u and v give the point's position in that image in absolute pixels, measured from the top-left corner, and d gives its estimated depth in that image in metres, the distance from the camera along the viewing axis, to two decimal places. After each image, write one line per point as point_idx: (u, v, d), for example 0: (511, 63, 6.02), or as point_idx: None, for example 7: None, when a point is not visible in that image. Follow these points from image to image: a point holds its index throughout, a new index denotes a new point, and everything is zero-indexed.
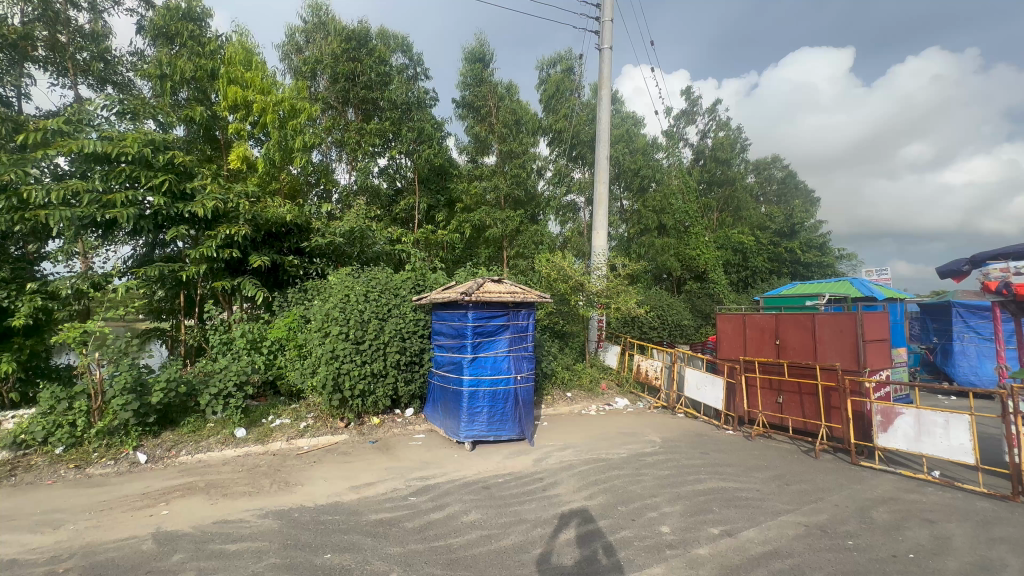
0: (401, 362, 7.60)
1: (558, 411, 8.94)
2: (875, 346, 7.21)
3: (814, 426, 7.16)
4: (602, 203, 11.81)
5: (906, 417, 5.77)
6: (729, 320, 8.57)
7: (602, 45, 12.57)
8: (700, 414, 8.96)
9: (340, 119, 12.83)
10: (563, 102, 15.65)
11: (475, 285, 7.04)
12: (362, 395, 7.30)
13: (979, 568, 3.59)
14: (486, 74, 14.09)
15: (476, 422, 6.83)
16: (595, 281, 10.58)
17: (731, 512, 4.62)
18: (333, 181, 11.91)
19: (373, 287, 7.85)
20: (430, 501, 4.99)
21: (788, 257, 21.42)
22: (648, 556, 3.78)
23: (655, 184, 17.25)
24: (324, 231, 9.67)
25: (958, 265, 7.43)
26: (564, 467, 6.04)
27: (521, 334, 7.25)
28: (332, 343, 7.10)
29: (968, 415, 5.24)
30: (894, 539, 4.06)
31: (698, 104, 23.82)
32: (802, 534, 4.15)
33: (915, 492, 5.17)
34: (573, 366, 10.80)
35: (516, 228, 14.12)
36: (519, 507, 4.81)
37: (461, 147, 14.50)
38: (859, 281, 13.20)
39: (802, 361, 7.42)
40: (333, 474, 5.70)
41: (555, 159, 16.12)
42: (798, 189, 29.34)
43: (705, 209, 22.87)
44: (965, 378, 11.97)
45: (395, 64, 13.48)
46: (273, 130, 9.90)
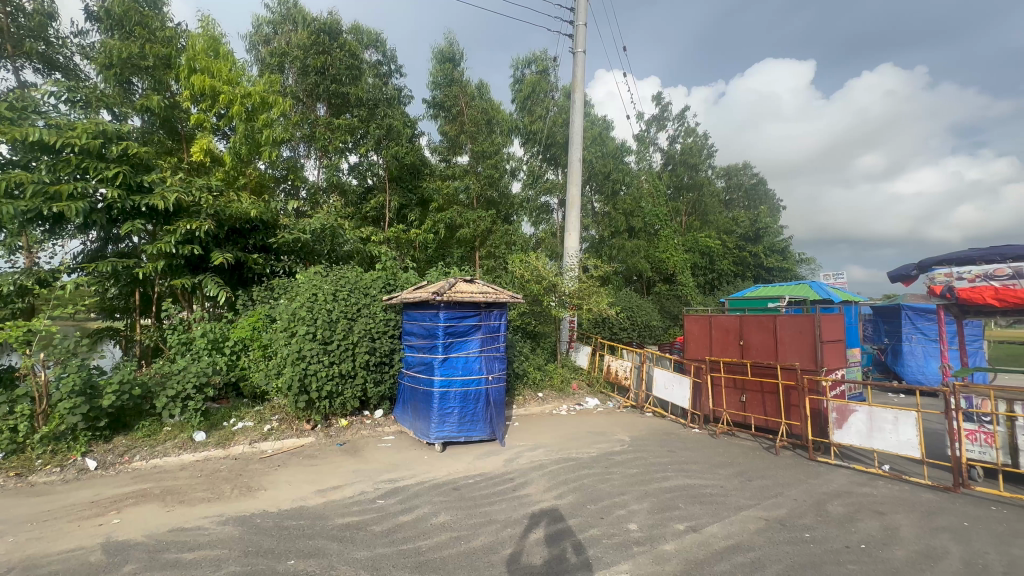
0: (370, 363, 7.48)
1: (529, 412, 8.97)
2: (831, 346, 7.55)
3: (775, 424, 7.42)
4: (575, 205, 11.90)
5: (859, 414, 6.05)
6: (696, 321, 8.81)
7: (576, 48, 12.70)
8: (667, 413, 9.15)
9: (309, 115, 12.53)
10: (538, 103, 15.68)
11: (448, 284, 6.99)
12: (330, 397, 7.14)
13: (925, 557, 3.80)
14: (457, 74, 14.07)
15: (446, 423, 6.77)
16: (568, 282, 10.65)
17: (696, 508, 4.74)
18: (301, 177, 11.64)
19: (342, 286, 7.69)
20: (399, 504, 4.91)
21: (752, 261, 22.19)
22: (616, 554, 3.83)
23: (625, 187, 17.53)
24: (292, 228, 9.40)
25: (907, 269, 7.86)
26: (534, 467, 6.06)
27: (493, 335, 7.23)
28: (299, 343, 6.90)
29: (915, 412, 5.56)
30: (848, 531, 4.25)
31: (668, 110, 24.29)
32: (762, 528, 4.30)
33: (867, 486, 5.43)
34: (545, 366, 10.86)
35: (489, 228, 14.07)
36: (489, 508, 4.79)
37: (434, 147, 14.37)
38: (817, 285, 13.78)
39: (764, 361, 7.69)
40: (299, 478, 5.54)
41: (529, 160, 16.17)
42: (762, 196, 30.36)
43: (674, 213, 23.35)
44: (913, 377, 12.66)
45: (368, 60, 13.26)
46: (240, 123, 9.60)
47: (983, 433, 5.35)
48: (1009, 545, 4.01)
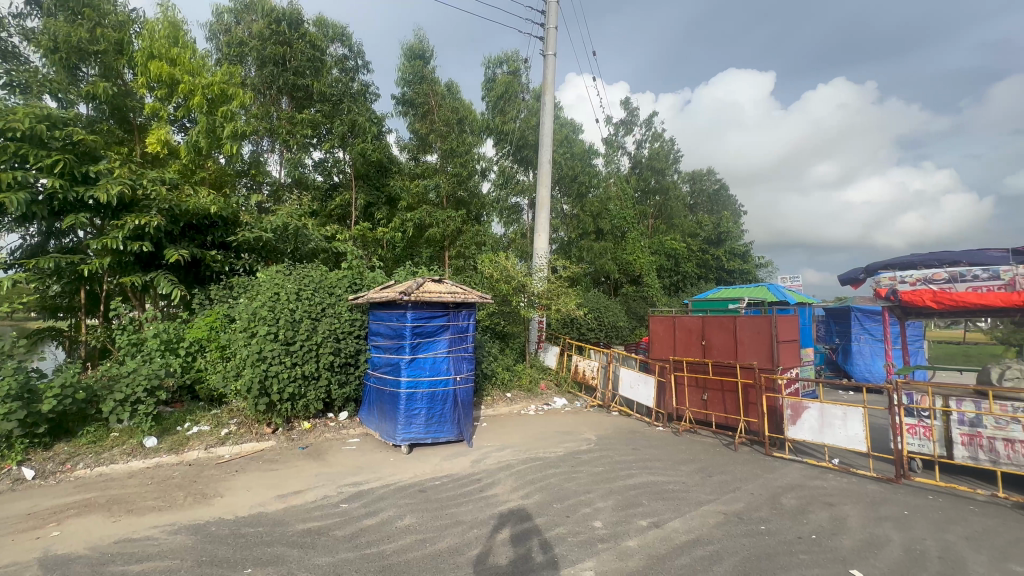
0: (335, 363, 7.31)
1: (497, 412, 8.98)
2: (787, 346, 7.89)
3: (735, 421, 7.69)
4: (544, 206, 11.96)
5: (812, 411, 6.34)
6: (660, 322, 9.01)
7: (546, 51, 12.81)
8: (633, 412, 9.35)
9: (272, 108, 12.16)
10: (509, 104, 15.67)
11: (415, 284, 6.90)
12: (292, 399, 6.93)
13: (869, 545, 4.01)
14: (427, 71, 13.96)
15: (413, 423, 6.69)
16: (537, 282, 10.72)
17: (659, 505, 4.86)
18: (263, 173, 11.26)
19: (306, 285, 7.48)
20: (363, 507, 4.81)
21: (715, 264, 23.02)
22: (581, 551, 3.88)
23: (593, 189, 17.77)
24: (254, 226, 9.06)
25: (856, 273, 8.29)
26: (502, 467, 6.07)
27: (462, 335, 7.19)
28: (259, 344, 6.66)
29: (862, 408, 5.87)
30: (800, 522, 4.45)
31: (636, 114, 24.77)
32: (721, 522, 4.45)
33: (818, 479, 5.70)
34: (513, 367, 10.87)
35: (458, 228, 13.88)
36: (456, 509, 4.76)
37: (403, 144, 14.16)
38: (775, 287, 14.37)
39: (724, 360, 7.96)
40: (257, 484, 5.35)
41: (499, 160, 16.13)
42: (725, 201, 31.40)
43: (642, 217, 23.83)
44: (862, 375, 13.38)
45: (333, 54, 12.96)
46: (200, 114, 9.20)
47: (922, 426, 5.68)
48: (944, 531, 4.30)
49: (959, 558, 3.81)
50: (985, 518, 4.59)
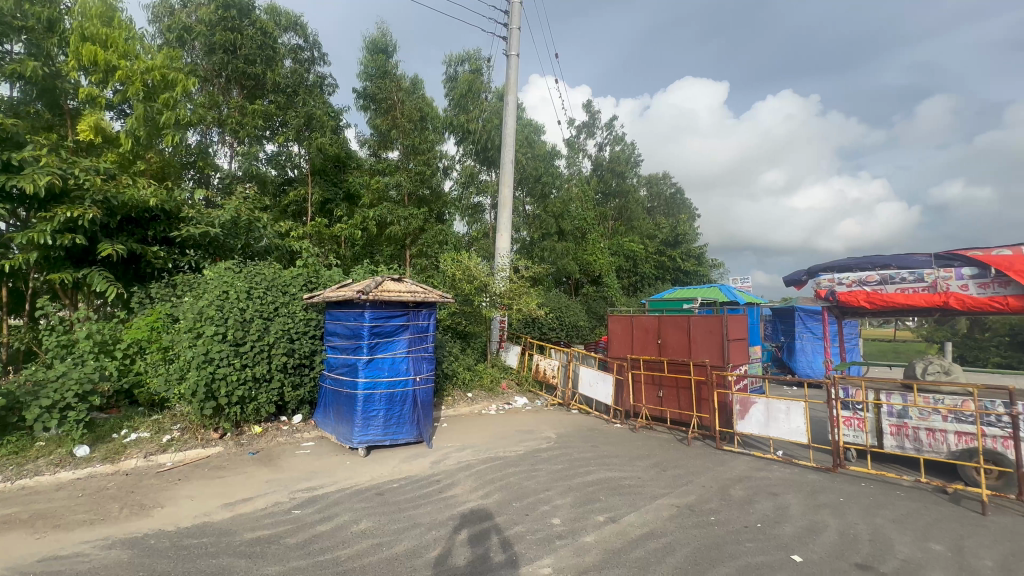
0: (289, 364, 7.06)
1: (458, 412, 8.93)
2: (736, 344, 8.26)
3: (688, 416, 7.97)
4: (507, 206, 11.96)
5: (758, 405, 6.66)
6: (619, 321, 9.21)
7: (509, 51, 12.83)
8: (591, 410, 9.52)
9: (220, 97, 11.60)
10: (471, 102, 15.53)
11: (373, 283, 6.74)
12: (241, 403, 6.62)
13: (808, 531, 4.26)
14: (390, 66, 13.69)
15: (371, 426, 6.54)
16: (498, 282, 10.72)
17: (616, 500, 4.98)
18: (211, 165, 10.70)
19: (258, 283, 7.19)
20: (316, 513, 4.66)
21: (671, 265, 23.79)
22: (539, 549, 3.91)
23: (556, 190, 17.94)
24: (199, 220, 8.54)
25: (799, 275, 8.78)
26: (462, 467, 6.03)
27: (422, 335, 7.10)
28: (205, 345, 6.32)
29: (803, 403, 6.22)
30: (747, 512, 4.67)
31: (598, 117, 25.20)
32: (674, 514, 4.61)
33: (764, 470, 6.00)
34: (475, 367, 10.80)
35: (421, 226, 13.63)
36: (413, 512, 4.69)
37: (363, 139, 13.82)
38: (726, 288, 15.02)
39: (678, 358, 8.24)
40: (202, 492, 5.08)
41: (463, 159, 15.93)
42: (682, 205, 32.47)
43: (602, 218, 24.27)
44: (804, 371, 14.23)
45: (287, 44, 12.50)
46: (138, 101, 8.63)
47: (856, 418, 6.08)
48: (874, 516, 4.62)
49: (886, 540, 4.11)
50: (910, 502, 4.97)
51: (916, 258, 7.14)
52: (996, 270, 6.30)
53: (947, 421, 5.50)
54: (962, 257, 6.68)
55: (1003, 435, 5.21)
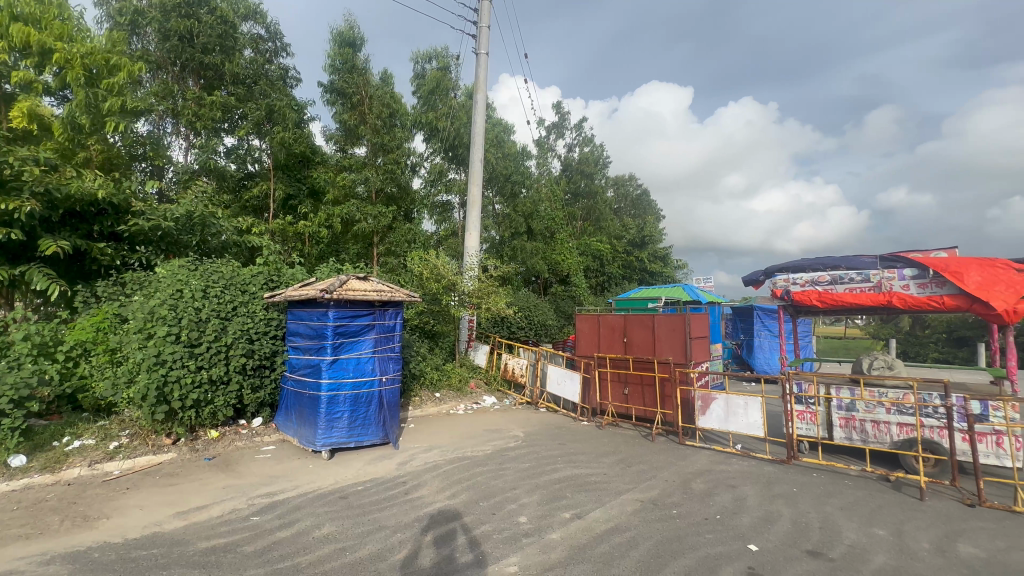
0: (248, 366, 6.80)
1: (426, 413, 8.83)
2: (698, 342, 8.51)
3: (652, 412, 8.16)
4: (476, 205, 11.90)
5: (719, 401, 6.90)
6: (586, 320, 9.26)
7: (479, 50, 12.79)
8: (559, 408, 9.62)
9: (174, 87, 11.08)
10: (439, 99, 15.37)
11: (338, 281, 6.58)
12: (196, 406, 6.33)
13: (764, 521, 4.44)
14: (357, 60, 13.39)
15: (335, 428, 6.39)
16: (467, 281, 10.64)
17: (582, 496, 5.04)
18: (164, 157, 10.19)
19: (214, 281, 6.89)
20: (277, 519, 4.51)
21: (638, 265, 24.27)
22: (505, 547, 3.92)
23: (525, 190, 18.00)
24: (149, 213, 8.11)
25: (757, 275, 9.13)
26: (428, 468, 5.96)
27: (388, 334, 6.99)
28: (157, 346, 6.00)
29: (760, 398, 6.47)
30: (707, 504, 4.83)
31: (567, 119, 25.43)
32: (638, 509, 4.71)
33: (723, 464, 6.21)
34: (443, 366, 10.69)
35: (388, 224, 13.41)
36: (378, 514, 4.61)
37: (329, 134, 13.48)
38: (690, 288, 15.45)
39: (643, 356, 8.42)
40: (153, 501, 4.83)
41: (431, 156, 15.72)
42: (648, 207, 33.17)
43: (571, 218, 24.51)
44: (762, 367, 14.83)
45: (247, 33, 12.03)
46: (78, 86, 8.08)
47: (808, 412, 6.40)
48: (825, 504, 4.86)
49: (835, 527, 4.33)
50: (857, 490, 5.25)
51: (863, 259, 7.54)
52: (933, 270, 6.69)
53: (890, 413, 5.85)
54: (904, 258, 7.09)
55: (939, 425, 5.59)
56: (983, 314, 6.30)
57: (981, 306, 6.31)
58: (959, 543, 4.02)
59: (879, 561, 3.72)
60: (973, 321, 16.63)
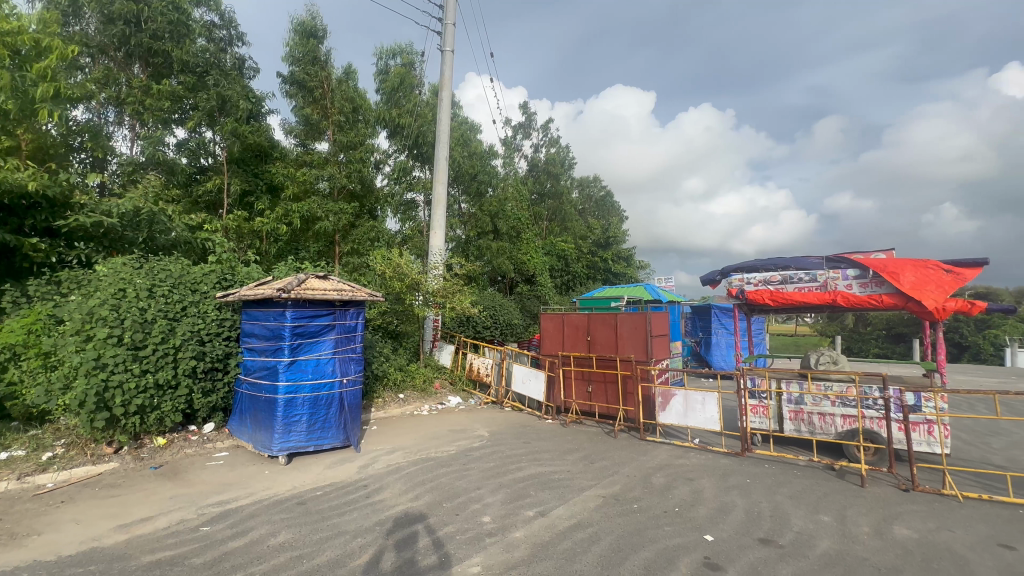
0: (198, 369, 6.47)
1: (389, 414, 8.67)
2: (659, 339, 8.74)
3: (615, 409, 8.32)
4: (440, 204, 11.76)
5: (678, 397, 7.10)
6: (550, 319, 9.32)
7: (444, 47, 12.66)
8: (525, 406, 9.67)
9: (118, 73, 10.44)
10: (403, 96, 15.12)
11: (296, 280, 6.36)
12: (140, 412, 5.95)
13: (720, 512, 4.60)
14: (319, 52, 12.99)
15: (293, 432, 6.18)
16: (431, 280, 10.51)
17: (546, 494, 5.08)
18: (106, 147, 9.56)
19: (161, 280, 6.55)
20: (229, 529, 4.31)
21: (602, 265, 24.67)
22: (469, 548, 3.89)
23: (491, 189, 17.94)
24: (90, 208, 7.64)
25: (714, 274, 9.46)
26: (391, 471, 5.85)
27: (349, 335, 6.82)
28: (96, 349, 5.62)
29: (716, 393, 6.70)
30: (666, 498, 4.96)
31: (533, 119, 25.56)
32: (600, 504, 4.78)
33: (682, 458, 6.41)
34: (406, 367, 10.53)
35: (351, 223, 13.07)
36: (338, 520, 4.48)
37: (288, 128, 13.02)
38: (651, 288, 15.84)
39: (606, 354, 8.57)
40: (92, 514, 4.52)
41: (396, 154, 15.43)
42: (613, 208, 33.77)
43: (537, 218, 24.65)
44: (719, 364, 15.39)
45: (199, 20, 11.46)
46: (4, 68, 7.43)
47: (761, 406, 6.68)
48: (775, 494, 5.09)
49: (784, 515, 4.53)
50: (804, 479, 5.53)
51: (811, 260, 7.95)
52: (873, 270, 7.12)
53: (835, 405, 6.19)
54: (848, 259, 7.51)
55: (878, 416, 5.95)
56: (917, 311, 6.77)
57: (915, 305, 6.77)
58: (895, 526, 4.30)
59: (824, 545, 3.93)
60: (910, 319, 17.86)
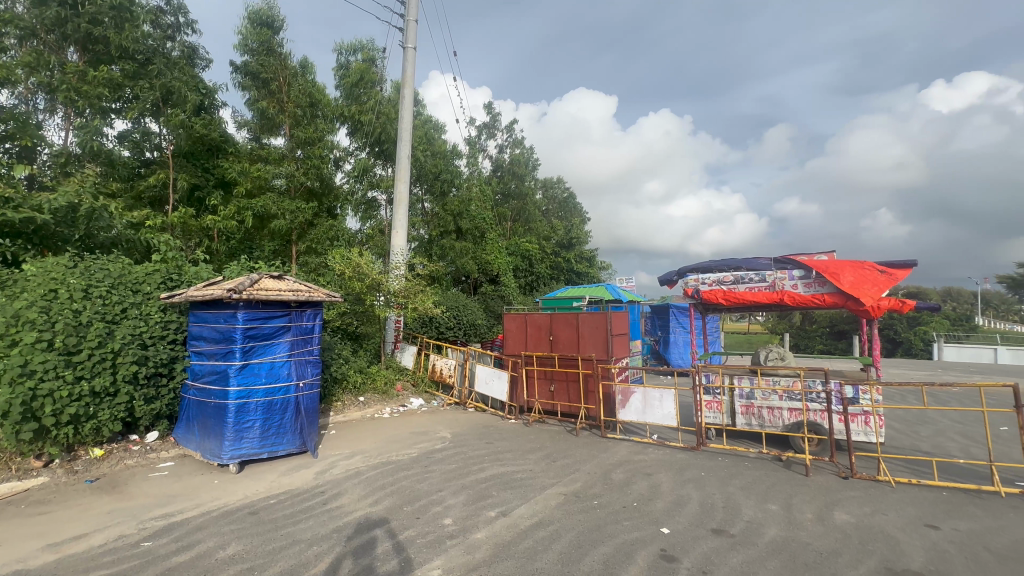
0: (140, 375, 6.08)
1: (348, 418, 8.45)
2: (619, 339, 8.93)
3: (577, 408, 8.44)
4: (402, 203, 11.58)
5: (637, 394, 7.28)
6: (513, 319, 9.35)
7: (407, 43, 12.48)
8: (488, 407, 9.65)
9: (50, 57, 9.69)
10: (364, 92, 14.75)
11: (249, 280, 6.10)
12: (74, 422, 5.53)
13: (676, 505, 4.74)
14: (274, 43, 12.52)
15: (244, 438, 5.91)
16: (393, 280, 10.31)
17: (508, 494, 5.09)
18: (35, 137, 8.86)
19: (98, 281, 6.16)
20: (173, 543, 4.07)
21: (566, 266, 24.96)
22: (429, 551, 3.85)
23: (455, 189, 17.80)
24: (19, 203, 7.09)
25: (671, 275, 9.76)
26: (350, 476, 5.70)
27: (306, 337, 6.60)
28: (23, 355, 5.18)
29: (673, 390, 6.91)
30: (625, 493, 5.07)
31: (497, 120, 25.55)
32: (561, 502, 4.84)
33: (641, 454, 6.57)
34: (367, 369, 10.29)
35: (309, 221, 12.66)
36: (293, 528, 4.33)
37: (241, 122, 12.48)
38: (613, 288, 16.17)
39: (568, 353, 8.67)
40: (17, 534, 4.17)
41: (357, 151, 15.05)
42: (576, 210, 34.21)
43: (500, 218, 24.67)
44: (677, 361, 15.90)
45: (144, 4, 10.81)
46: None
47: (715, 401, 6.95)
48: (728, 485, 5.31)
49: (736, 506, 4.73)
50: (755, 471, 5.80)
51: (761, 261, 8.33)
52: (817, 271, 7.55)
53: (782, 399, 6.52)
54: (794, 261, 7.92)
55: (821, 409, 6.30)
56: (856, 310, 7.22)
57: (853, 303, 7.22)
58: (835, 511, 4.57)
59: (772, 533, 4.12)
60: (851, 317, 19.04)
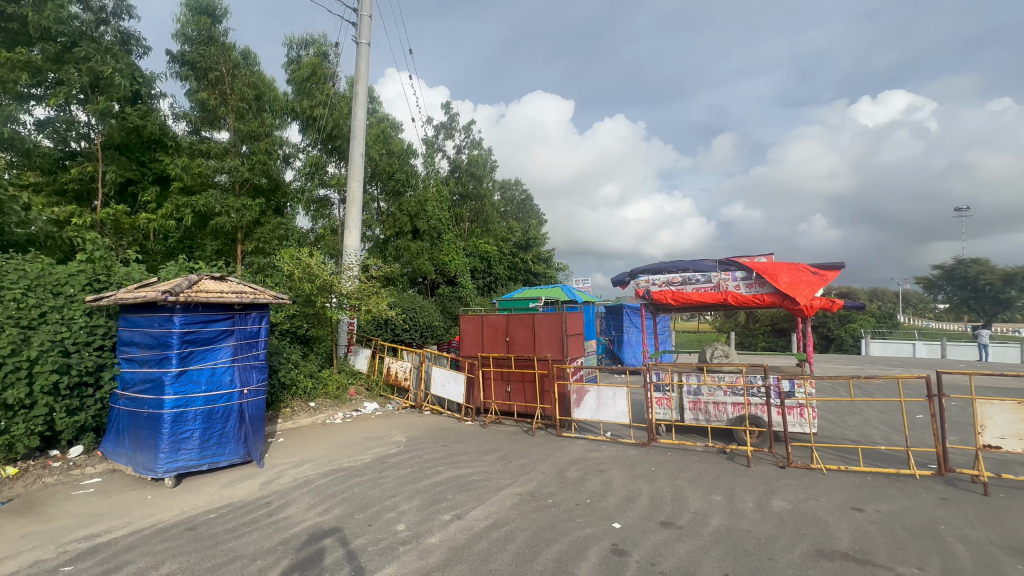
0: (62, 385, 5.59)
1: (297, 425, 8.13)
2: (574, 339, 9.08)
3: (533, 408, 8.51)
4: (355, 202, 11.25)
5: (591, 393, 7.42)
6: (470, 320, 9.31)
7: (361, 39, 12.18)
8: (444, 409, 9.56)
9: None
10: (316, 87, 14.27)
11: (186, 282, 5.73)
12: None
13: (627, 500, 4.88)
14: (217, 33, 11.89)
15: (181, 450, 5.56)
16: (346, 282, 10.01)
17: (463, 496, 5.05)
18: None
19: (12, 283, 5.61)
20: (97, 566, 3.76)
21: (523, 267, 25.08)
22: (381, 558, 3.76)
23: (410, 189, 17.52)
24: None
25: (623, 277, 10.02)
26: (298, 485, 5.49)
27: (250, 341, 6.30)
28: None
29: (626, 388, 7.11)
30: (579, 490, 5.16)
31: (455, 120, 25.35)
32: (516, 502, 4.86)
33: (595, 451, 6.71)
34: (318, 373, 9.94)
35: (255, 220, 12.09)
36: (235, 543, 4.11)
37: (180, 113, 11.73)
38: (568, 288, 16.42)
39: (524, 354, 8.72)
40: None
41: (307, 148, 14.51)
42: (534, 212, 34.47)
43: (458, 219, 24.49)
44: (630, 360, 16.34)
45: None
46: None
47: (665, 398, 7.20)
48: (676, 479, 5.51)
49: (683, 498, 4.92)
50: (701, 464, 6.06)
51: (706, 263, 8.70)
52: (757, 273, 7.97)
53: (726, 394, 6.84)
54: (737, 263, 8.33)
55: (761, 402, 6.66)
56: (792, 309, 7.69)
57: (790, 303, 7.69)
58: (773, 499, 4.85)
59: (715, 522, 4.32)
60: (789, 316, 20.26)
